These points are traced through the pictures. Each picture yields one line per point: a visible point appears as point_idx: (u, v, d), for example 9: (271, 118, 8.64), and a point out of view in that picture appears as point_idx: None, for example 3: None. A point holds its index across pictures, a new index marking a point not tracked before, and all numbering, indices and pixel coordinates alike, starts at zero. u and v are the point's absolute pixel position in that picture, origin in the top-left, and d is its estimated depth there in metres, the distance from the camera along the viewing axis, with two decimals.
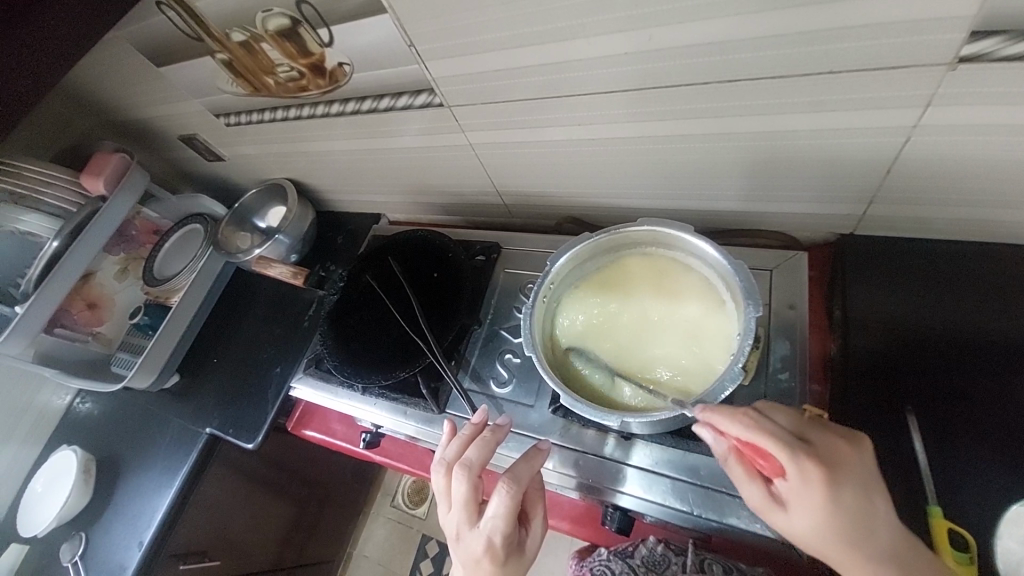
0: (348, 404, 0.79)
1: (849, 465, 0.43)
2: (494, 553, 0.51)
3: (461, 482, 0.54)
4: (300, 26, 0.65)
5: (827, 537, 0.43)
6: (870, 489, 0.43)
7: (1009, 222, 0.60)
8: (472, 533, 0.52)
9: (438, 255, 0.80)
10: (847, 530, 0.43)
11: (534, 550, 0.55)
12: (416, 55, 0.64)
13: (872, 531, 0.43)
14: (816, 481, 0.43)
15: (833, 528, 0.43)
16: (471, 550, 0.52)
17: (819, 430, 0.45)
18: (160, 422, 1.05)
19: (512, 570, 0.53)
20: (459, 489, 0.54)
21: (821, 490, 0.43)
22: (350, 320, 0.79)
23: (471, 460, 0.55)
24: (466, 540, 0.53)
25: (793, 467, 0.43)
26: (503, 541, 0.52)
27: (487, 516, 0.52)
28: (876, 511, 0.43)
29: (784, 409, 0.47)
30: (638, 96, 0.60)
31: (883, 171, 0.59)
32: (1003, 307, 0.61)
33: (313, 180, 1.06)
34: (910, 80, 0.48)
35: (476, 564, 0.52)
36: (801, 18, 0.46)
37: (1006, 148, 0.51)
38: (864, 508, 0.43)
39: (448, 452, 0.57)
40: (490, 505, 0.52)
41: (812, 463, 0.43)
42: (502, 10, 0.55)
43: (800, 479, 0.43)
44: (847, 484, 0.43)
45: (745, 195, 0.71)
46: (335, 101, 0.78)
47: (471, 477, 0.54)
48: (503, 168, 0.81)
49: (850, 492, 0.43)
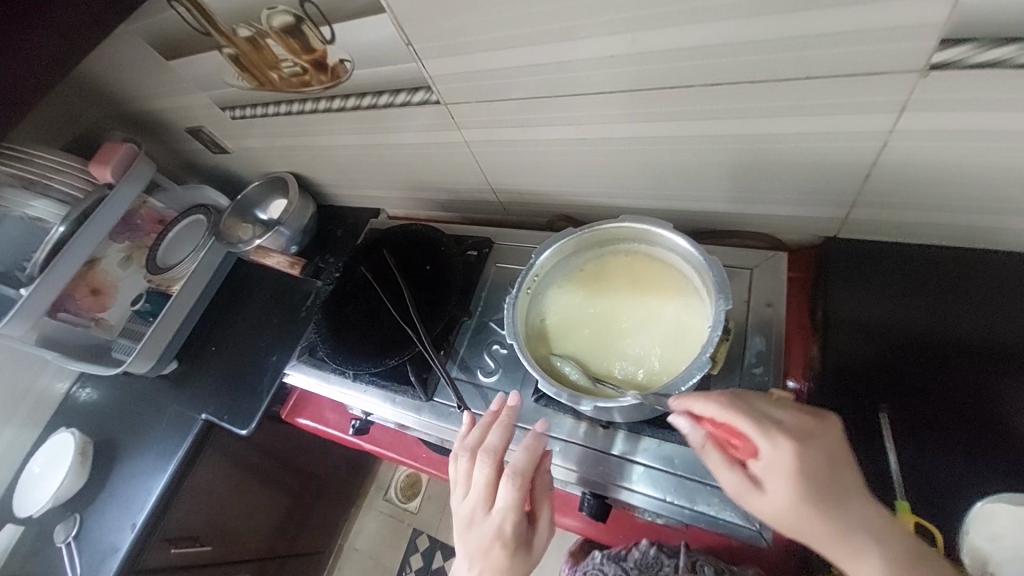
0: (338, 390, 0.80)
1: (818, 436, 0.45)
2: (504, 539, 0.53)
3: (485, 465, 0.56)
4: (302, 23, 0.67)
5: (809, 515, 0.43)
6: (837, 459, 0.45)
7: (987, 228, 0.61)
8: (485, 522, 0.54)
9: (433, 247, 0.80)
10: (826, 504, 0.43)
11: (540, 549, 0.56)
12: (413, 54, 0.66)
13: (850, 502, 0.44)
14: (786, 454, 0.44)
15: (810, 502, 0.43)
16: (484, 534, 0.54)
17: (788, 408, 0.47)
18: (157, 408, 1.07)
19: (518, 564, 0.54)
20: (481, 472, 0.56)
21: (793, 455, 0.44)
22: (344, 309, 0.81)
23: (495, 446, 0.58)
24: (479, 524, 0.54)
25: (764, 438, 0.45)
26: (513, 530, 0.54)
27: (502, 501, 0.54)
28: (850, 477, 0.45)
29: (750, 391, 0.50)
30: (629, 98, 0.62)
31: (863, 176, 0.61)
32: (984, 312, 0.62)
33: (315, 175, 1.08)
34: (885, 87, 0.50)
35: (485, 551, 0.53)
36: (779, 25, 0.48)
37: (979, 156, 0.52)
38: (834, 478, 0.44)
39: (470, 438, 0.59)
40: (505, 492, 0.55)
41: (783, 435, 0.44)
42: (497, 13, 0.57)
43: (773, 455, 0.44)
44: (817, 453, 0.44)
45: (731, 198, 0.72)
46: (336, 97, 0.80)
47: (494, 461, 0.56)
48: (499, 165, 0.83)
49: (820, 460, 0.44)
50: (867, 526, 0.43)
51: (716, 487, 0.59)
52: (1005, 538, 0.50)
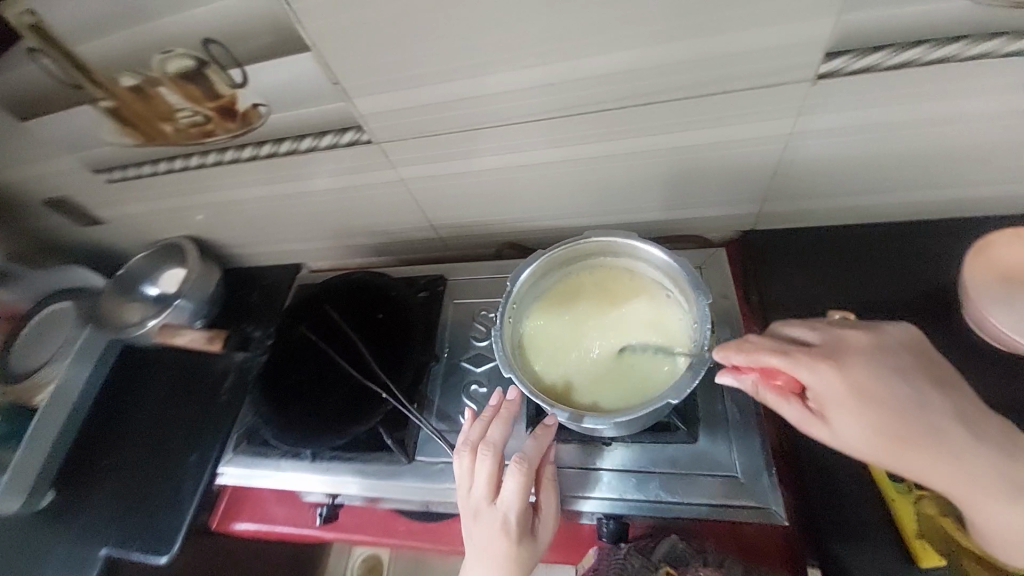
0: (294, 477, 0.68)
1: (854, 348, 0.50)
2: (510, 528, 0.54)
3: (486, 458, 0.56)
4: (206, 66, 0.60)
5: (875, 430, 0.47)
6: (885, 371, 0.48)
7: (871, 206, 0.73)
8: (491, 514, 0.55)
9: (380, 294, 0.74)
10: (886, 416, 0.47)
11: (547, 536, 0.57)
12: (343, 93, 0.63)
13: (914, 409, 0.47)
14: (832, 372, 0.49)
15: (869, 416, 0.47)
16: (490, 525, 0.54)
17: (828, 334, 0.52)
18: (24, 563, 0.80)
19: (525, 552, 0.54)
20: (482, 466, 0.56)
21: (836, 378, 0.48)
22: (287, 380, 0.71)
23: (495, 439, 0.57)
24: (485, 516, 0.55)
25: (806, 369, 0.49)
26: (518, 520, 0.54)
27: (506, 492, 0.55)
28: (907, 386, 0.48)
29: (790, 324, 0.55)
30: (569, 121, 0.65)
31: (772, 173, 0.70)
32: (882, 274, 0.71)
33: (220, 236, 0.95)
34: (786, 95, 0.59)
35: (492, 541, 0.54)
36: (696, 46, 0.55)
37: (861, 146, 0.63)
38: (887, 390, 0.48)
39: (472, 433, 0.59)
40: (510, 485, 0.55)
41: (820, 363, 0.49)
42: (435, 45, 0.57)
43: (822, 376, 0.49)
44: (857, 369, 0.48)
45: (665, 206, 0.78)
46: (247, 145, 0.72)
47: (495, 454, 0.56)
48: (439, 201, 0.81)
49: (864, 375, 0.48)
50: (925, 421, 0.47)
51: (728, 478, 0.60)
52: None
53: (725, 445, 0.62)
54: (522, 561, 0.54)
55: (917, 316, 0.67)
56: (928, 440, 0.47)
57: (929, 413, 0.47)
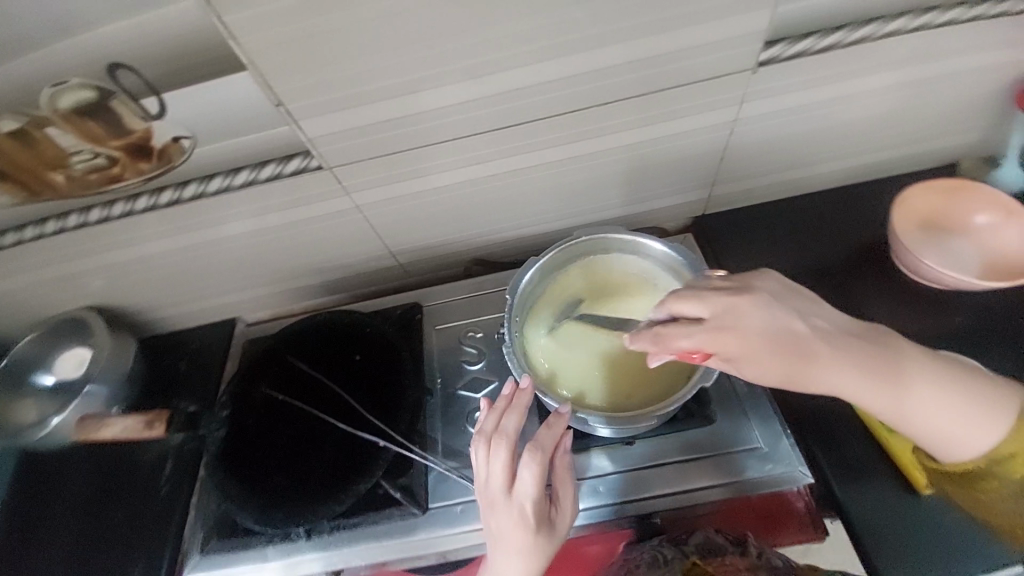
0: (285, 562, 0.58)
1: (736, 310, 0.51)
2: (525, 519, 0.51)
3: (498, 449, 0.52)
4: (112, 97, 0.53)
5: (783, 372, 0.51)
6: (772, 322, 0.51)
7: (801, 179, 0.80)
8: (508, 507, 0.51)
9: (354, 335, 0.67)
10: (788, 360, 0.51)
11: (568, 525, 0.54)
12: (287, 115, 0.57)
13: (806, 345, 0.51)
14: (730, 337, 0.50)
15: (774, 362, 0.50)
16: (504, 516, 0.51)
17: (708, 301, 0.51)
18: None
19: (543, 542, 0.52)
20: (494, 458, 0.52)
21: (736, 340, 0.50)
22: (259, 451, 0.62)
23: (507, 429, 0.53)
24: (498, 507, 0.52)
25: (706, 343, 0.50)
26: (534, 511, 0.51)
27: (521, 482, 0.51)
28: (793, 330, 0.51)
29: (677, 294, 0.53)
30: (532, 127, 0.65)
31: (719, 158, 0.74)
32: (824, 238, 0.78)
33: (131, 302, 0.80)
34: (730, 85, 0.63)
35: (508, 531, 0.51)
36: (651, 44, 0.57)
37: (791, 125, 0.70)
38: (779, 339, 0.51)
39: (487, 423, 0.54)
40: (528, 476, 0.51)
41: (716, 336, 0.50)
42: (390, 57, 0.54)
43: (725, 343, 0.50)
44: (750, 327, 0.50)
45: (625, 202, 0.80)
46: (165, 188, 0.63)
47: (508, 444, 0.52)
48: (397, 226, 0.76)
49: (756, 330, 0.50)
50: (817, 353, 0.51)
51: (751, 451, 0.62)
52: None
53: (741, 420, 0.64)
54: (540, 551, 0.51)
55: (861, 270, 0.74)
56: (818, 366, 0.51)
57: (814, 346, 0.51)
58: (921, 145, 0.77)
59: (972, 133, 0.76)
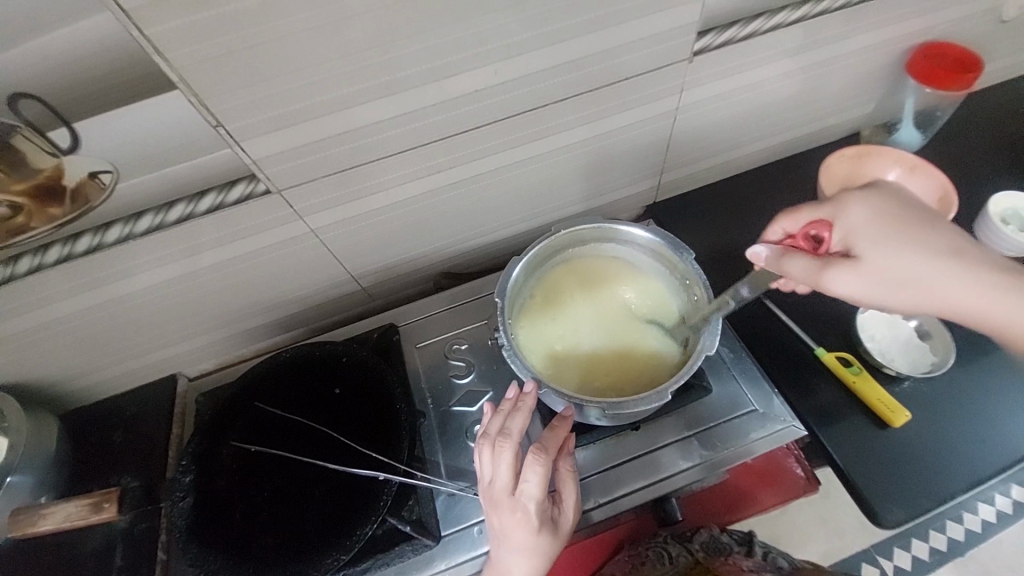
0: None
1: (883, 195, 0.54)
2: (528, 521, 0.49)
3: (503, 452, 0.50)
4: (13, 132, 0.46)
5: (892, 262, 0.48)
6: (902, 207, 0.51)
7: (736, 159, 0.87)
8: (510, 508, 0.49)
9: (330, 366, 0.62)
10: (912, 239, 0.49)
11: (569, 525, 0.53)
12: (226, 137, 0.52)
13: (930, 233, 0.49)
14: (858, 210, 0.52)
15: (896, 240, 0.49)
16: (506, 518, 0.50)
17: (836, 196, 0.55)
18: None
19: (544, 543, 0.51)
20: (498, 462, 0.50)
21: (859, 202, 0.52)
22: (240, 510, 0.55)
23: (513, 431, 0.51)
24: (500, 509, 0.50)
25: (825, 210, 0.54)
26: (538, 513, 0.50)
27: (525, 484, 0.50)
28: (927, 220, 0.50)
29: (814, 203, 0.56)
30: (494, 129, 0.64)
31: (666, 146, 0.78)
32: (762, 210, 0.85)
33: (43, 375, 0.68)
34: (671, 76, 0.66)
35: (509, 532, 0.50)
36: (600, 39, 0.58)
37: (724, 109, 0.76)
38: (910, 222, 0.50)
39: (492, 426, 0.52)
40: (532, 478, 0.49)
41: (846, 200, 0.54)
42: (341, 66, 0.50)
43: (849, 215, 0.52)
44: (885, 199, 0.52)
45: (585, 197, 0.81)
46: (83, 233, 0.55)
47: (513, 447, 0.50)
48: (358, 246, 0.71)
49: (893, 208, 0.51)
50: (937, 247, 0.48)
51: (747, 415, 0.65)
52: (871, 334, 0.69)
53: (731, 386, 0.67)
54: (540, 551, 0.50)
55: None
56: (932, 279, 0.47)
57: (937, 246, 0.48)
58: (830, 119, 0.86)
59: (866, 106, 0.87)
